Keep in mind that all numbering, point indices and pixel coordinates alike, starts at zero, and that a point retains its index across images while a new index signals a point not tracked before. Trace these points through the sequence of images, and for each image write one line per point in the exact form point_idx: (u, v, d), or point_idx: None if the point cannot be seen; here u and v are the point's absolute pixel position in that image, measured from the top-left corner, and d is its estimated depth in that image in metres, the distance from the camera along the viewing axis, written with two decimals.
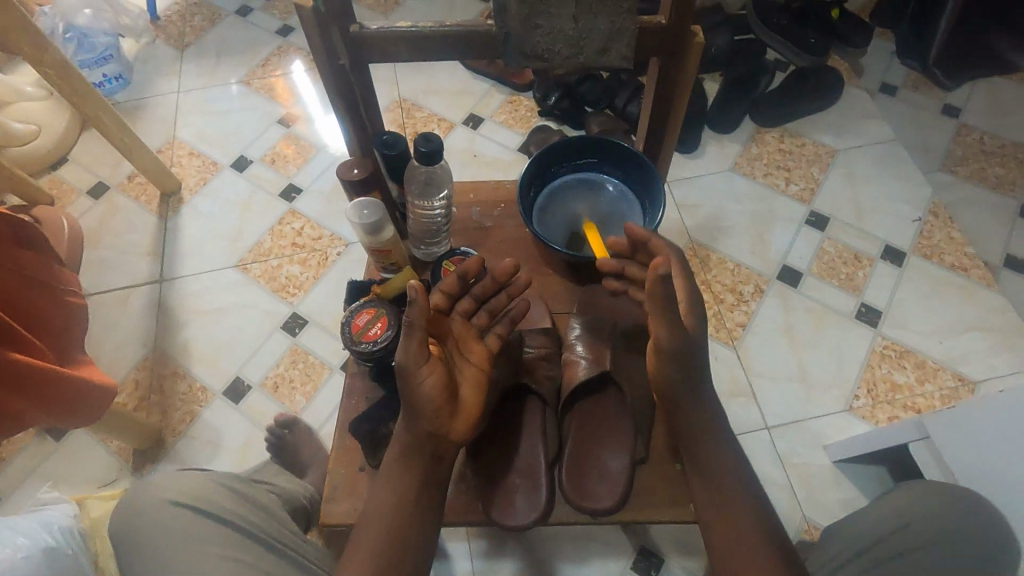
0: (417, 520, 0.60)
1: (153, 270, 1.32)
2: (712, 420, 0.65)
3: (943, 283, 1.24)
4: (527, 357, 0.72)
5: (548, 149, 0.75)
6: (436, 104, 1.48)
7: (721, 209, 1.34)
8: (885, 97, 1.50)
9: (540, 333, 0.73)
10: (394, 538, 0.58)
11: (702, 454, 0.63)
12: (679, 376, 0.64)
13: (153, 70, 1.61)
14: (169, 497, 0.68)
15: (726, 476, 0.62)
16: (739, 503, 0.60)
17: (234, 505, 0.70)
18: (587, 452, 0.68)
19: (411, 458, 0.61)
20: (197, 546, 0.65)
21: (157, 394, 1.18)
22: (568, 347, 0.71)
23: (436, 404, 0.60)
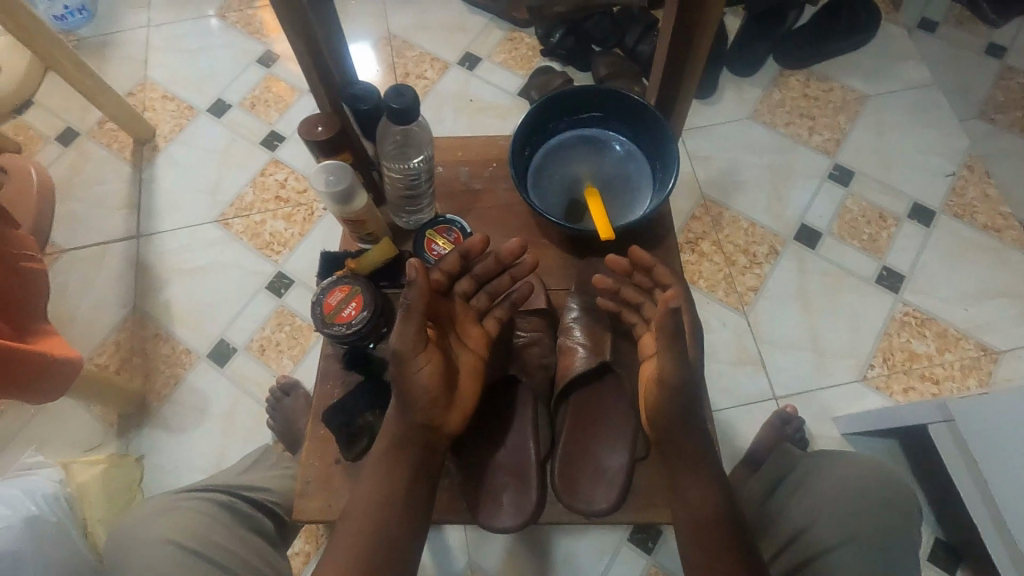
0: (399, 524, 0.54)
1: (129, 224, 1.24)
2: (704, 448, 0.59)
3: (974, 245, 1.15)
4: (520, 343, 0.66)
5: (546, 101, 0.65)
6: (430, 41, 1.34)
7: (738, 162, 1.23)
8: (924, 35, 1.37)
9: (536, 315, 0.67)
10: (379, 528, 0.53)
11: (690, 489, 0.58)
12: (679, 409, 0.57)
13: (119, 2, 1.46)
14: (165, 531, 0.67)
15: (717, 509, 0.58)
16: (727, 540, 0.56)
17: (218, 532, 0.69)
18: (578, 462, 0.62)
19: (400, 448, 0.56)
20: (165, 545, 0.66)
21: (140, 357, 1.13)
22: (564, 330, 0.66)
23: (430, 396, 0.55)
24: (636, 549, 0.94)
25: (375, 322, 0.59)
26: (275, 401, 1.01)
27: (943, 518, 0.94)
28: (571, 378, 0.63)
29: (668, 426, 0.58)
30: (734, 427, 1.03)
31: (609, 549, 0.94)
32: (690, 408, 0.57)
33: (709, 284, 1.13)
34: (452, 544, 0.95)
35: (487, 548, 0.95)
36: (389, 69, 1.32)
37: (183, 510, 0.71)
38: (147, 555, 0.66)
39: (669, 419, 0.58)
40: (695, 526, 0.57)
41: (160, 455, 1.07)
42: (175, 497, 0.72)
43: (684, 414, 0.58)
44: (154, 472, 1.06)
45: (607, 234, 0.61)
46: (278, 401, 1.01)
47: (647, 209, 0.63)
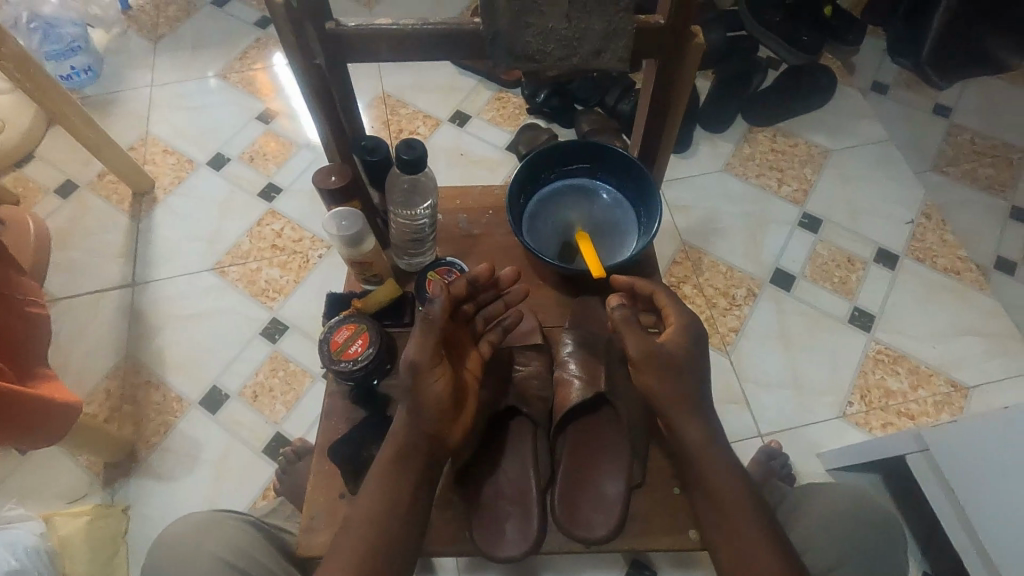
0: (402, 536, 0.56)
1: (125, 273, 1.26)
2: (716, 443, 0.62)
3: (938, 286, 1.22)
4: (519, 374, 0.69)
5: (539, 153, 0.70)
6: (423, 100, 1.43)
7: (714, 211, 1.31)
8: (876, 96, 1.50)
9: (535, 352, 0.70)
10: (379, 534, 0.54)
11: (713, 485, 0.60)
12: (685, 403, 0.62)
13: (124, 63, 1.54)
14: (215, 546, 0.67)
15: (741, 500, 0.60)
16: (753, 526, 0.58)
17: (264, 558, 0.70)
18: (583, 487, 0.64)
19: (406, 462, 0.58)
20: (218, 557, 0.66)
21: (130, 404, 1.13)
22: (560, 364, 0.69)
23: (436, 410, 0.56)
24: None
25: (380, 357, 0.62)
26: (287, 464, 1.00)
27: (929, 552, 0.96)
28: (568, 409, 0.65)
29: (678, 423, 0.62)
30: None
31: None
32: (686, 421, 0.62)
33: None
34: None
35: None
36: (384, 126, 1.39)
37: (233, 527, 0.70)
38: (194, 566, 0.65)
39: (679, 415, 0.62)
40: (722, 518, 0.59)
41: (148, 504, 1.04)
42: (227, 513, 0.72)
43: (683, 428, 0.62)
44: (140, 523, 1.03)
45: (600, 273, 0.65)
46: (290, 462, 1.00)
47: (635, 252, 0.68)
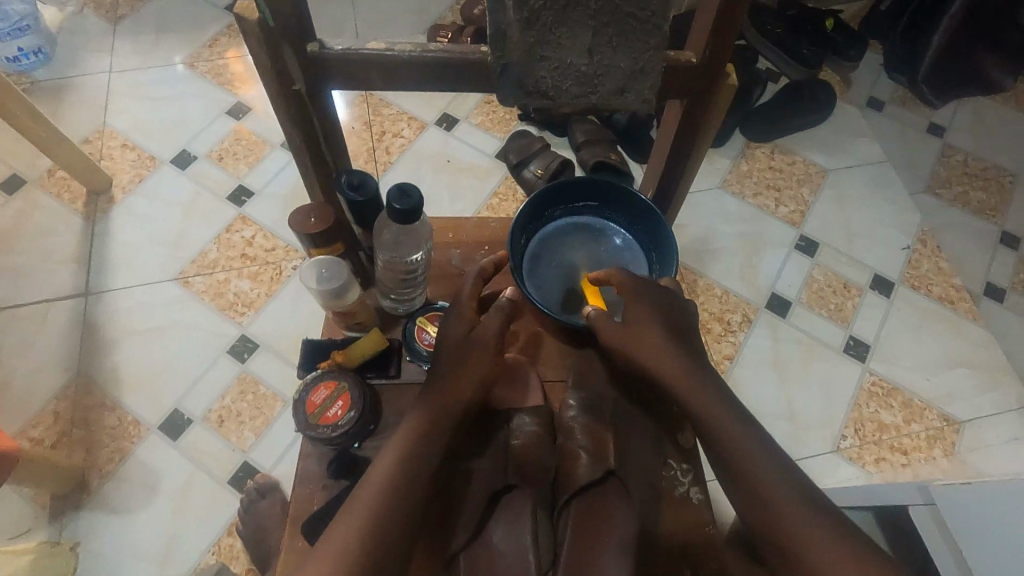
0: (397, 539, 0.50)
1: (78, 281, 1.15)
2: (722, 399, 0.61)
3: (931, 315, 1.21)
4: (516, 444, 0.63)
5: (546, 192, 0.69)
6: (408, 101, 1.34)
7: (710, 230, 1.27)
8: (874, 112, 1.47)
9: (532, 416, 0.64)
10: (393, 496, 0.51)
11: (730, 445, 0.58)
12: (681, 365, 0.62)
13: (79, 45, 1.41)
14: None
15: (758, 452, 0.58)
16: (775, 478, 0.56)
17: None
18: (600, 532, 0.58)
19: (433, 435, 0.56)
20: None
21: (82, 428, 1.03)
22: (564, 432, 0.66)
23: (445, 395, 0.58)
24: None
25: (362, 423, 0.56)
26: (249, 502, 0.95)
27: None
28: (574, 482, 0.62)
29: (680, 384, 0.61)
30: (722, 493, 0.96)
31: None
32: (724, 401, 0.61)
33: None
34: None
35: None
36: (365, 127, 1.30)
37: None
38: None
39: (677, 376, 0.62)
40: (743, 478, 0.57)
41: (99, 541, 0.96)
42: None
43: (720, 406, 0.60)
44: (91, 561, 0.95)
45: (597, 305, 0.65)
46: (251, 501, 0.95)
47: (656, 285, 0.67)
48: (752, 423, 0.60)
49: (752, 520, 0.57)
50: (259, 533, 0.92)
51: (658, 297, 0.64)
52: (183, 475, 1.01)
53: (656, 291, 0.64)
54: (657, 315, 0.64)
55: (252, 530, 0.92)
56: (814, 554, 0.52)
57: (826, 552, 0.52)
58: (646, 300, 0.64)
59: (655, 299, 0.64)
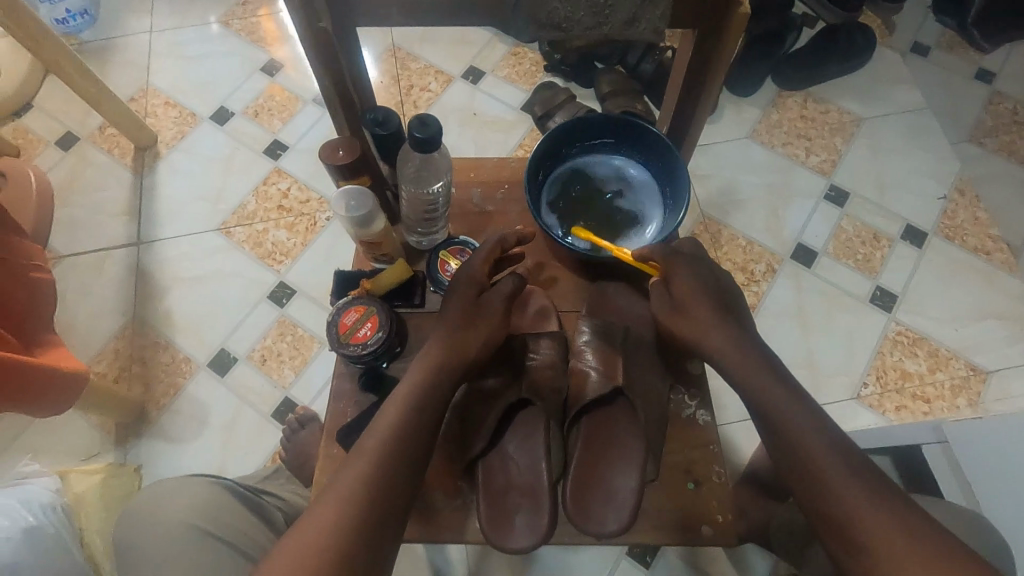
0: (397, 482, 0.52)
1: (130, 231, 1.24)
2: (764, 366, 0.60)
3: (964, 267, 1.18)
4: (532, 364, 0.64)
5: (562, 128, 0.70)
6: (433, 54, 1.36)
7: (736, 181, 1.26)
8: (917, 58, 1.41)
9: (547, 338, 0.65)
10: (396, 440, 0.54)
11: (773, 408, 0.58)
12: (720, 329, 0.63)
13: (121, 7, 1.46)
14: (180, 506, 0.68)
15: (808, 424, 0.56)
16: (823, 446, 0.55)
17: (229, 516, 0.69)
18: (608, 444, 0.61)
19: (436, 384, 0.58)
20: (181, 518, 0.67)
21: (139, 365, 1.13)
22: (575, 354, 0.65)
23: (456, 341, 0.60)
24: (635, 564, 0.98)
25: (390, 342, 0.60)
26: (291, 432, 1.02)
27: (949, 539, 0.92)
28: (584, 402, 0.62)
29: (718, 351, 0.63)
30: (733, 439, 1.02)
31: (607, 565, 0.98)
32: (770, 370, 0.60)
33: None
34: (452, 557, 0.99)
35: (485, 563, 0.98)
36: (393, 81, 1.32)
37: (196, 486, 0.71)
38: (160, 527, 0.66)
39: (715, 341, 0.63)
40: (787, 441, 0.56)
41: (159, 464, 1.07)
42: (181, 478, 0.72)
43: (769, 375, 0.60)
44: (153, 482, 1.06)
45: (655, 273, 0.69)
46: (294, 431, 1.02)
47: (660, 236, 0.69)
48: (799, 389, 0.59)
49: (796, 488, 0.55)
50: (301, 460, 1.00)
51: (694, 275, 0.66)
52: (231, 407, 1.10)
53: (703, 269, 0.67)
54: (701, 294, 0.66)
55: (295, 456, 1.00)
56: (865, 522, 0.50)
57: (878, 524, 0.50)
58: (696, 275, 0.66)
59: (705, 279, 0.67)
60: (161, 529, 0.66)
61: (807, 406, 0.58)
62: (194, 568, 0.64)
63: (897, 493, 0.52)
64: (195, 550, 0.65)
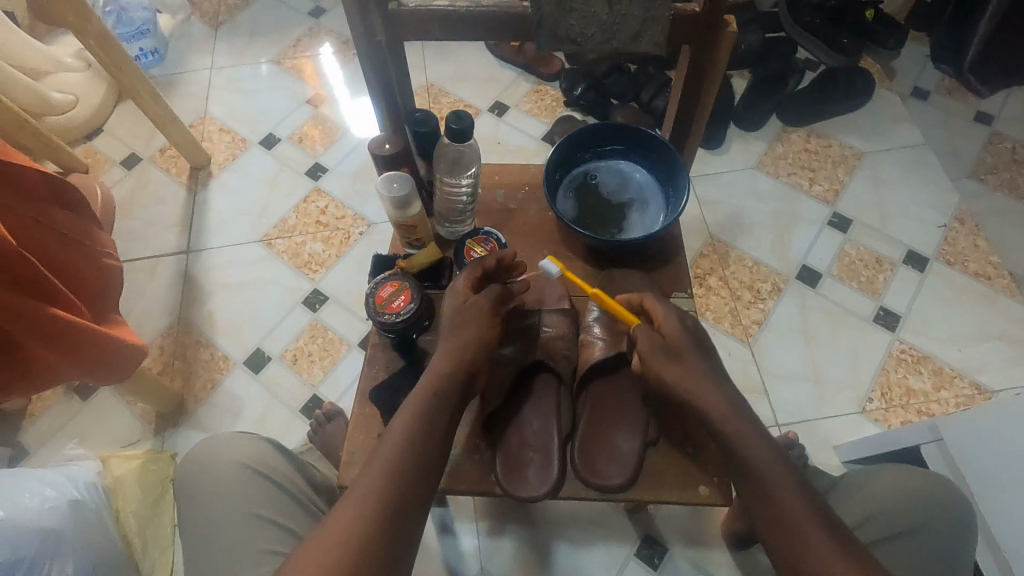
0: (417, 482, 0.54)
1: (181, 240, 1.35)
2: (746, 419, 0.61)
3: (966, 291, 1.22)
4: (546, 335, 0.72)
5: (578, 134, 0.79)
6: (463, 90, 1.49)
7: (743, 207, 1.34)
8: (917, 101, 1.49)
9: (559, 314, 0.73)
10: (413, 442, 0.56)
11: (750, 460, 0.58)
12: (703, 376, 0.64)
13: (187, 48, 1.64)
14: (236, 453, 0.76)
15: (779, 470, 0.58)
16: (798, 500, 0.56)
17: (280, 465, 0.78)
18: (612, 415, 0.69)
19: (444, 383, 0.61)
20: (239, 462, 0.75)
21: (181, 361, 1.21)
22: (585, 327, 0.74)
23: (461, 323, 0.65)
24: (642, 565, 1.00)
25: (419, 313, 0.68)
26: (318, 425, 1.08)
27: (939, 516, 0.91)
28: (592, 365, 0.71)
29: (703, 399, 0.62)
30: None
31: (616, 564, 1.01)
32: (749, 422, 0.61)
33: (716, 316, 1.20)
34: (465, 550, 1.02)
35: (497, 557, 1.02)
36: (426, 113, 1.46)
37: (248, 439, 0.79)
38: (216, 473, 0.74)
39: (700, 389, 0.63)
40: (763, 495, 0.57)
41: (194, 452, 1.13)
42: (234, 433, 0.80)
43: (749, 426, 0.61)
44: None
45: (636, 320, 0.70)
46: (321, 425, 1.08)
47: (663, 225, 0.76)
48: (778, 445, 0.60)
49: (772, 542, 0.56)
50: (326, 450, 1.06)
51: (681, 321, 0.69)
52: (262, 401, 1.17)
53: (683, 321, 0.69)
54: (686, 339, 0.67)
55: (322, 446, 1.06)
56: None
57: None
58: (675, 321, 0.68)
59: (683, 322, 0.69)
60: (219, 472, 0.74)
61: (788, 462, 0.59)
62: (251, 503, 0.72)
63: (866, 550, 0.52)
64: (251, 489, 0.73)
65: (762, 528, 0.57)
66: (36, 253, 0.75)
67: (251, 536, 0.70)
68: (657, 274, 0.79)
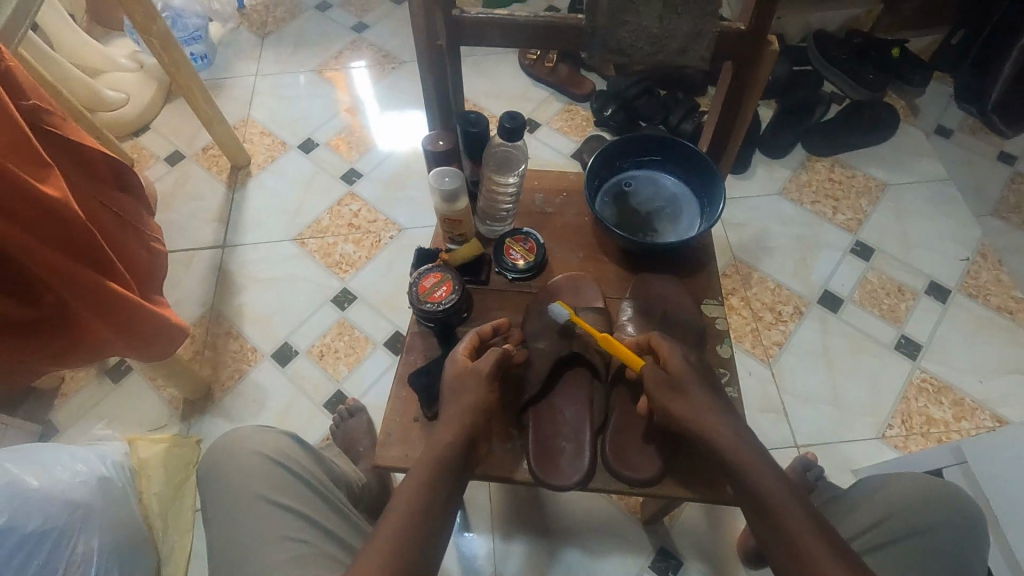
0: (447, 480, 0.59)
1: (218, 235, 1.40)
2: (755, 449, 0.61)
3: (989, 324, 1.23)
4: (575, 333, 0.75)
5: (617, 143, 0.83)
6: (496, 106, 1.54)
7: (767, 231, 1.36)
8: (940, 138, 1.51)
9: (593, 312, 0.75)
10: (441, 453, 0.60)
11: (761, 491, 0.59)
12: (708, 407, 0.64)
13: (234, 55, 1.72)
14: (256, 444, 0.78)
15: (789, 500, 0.58)
16: (810, 531, 0.56)
17: (298, 458, 0.79)
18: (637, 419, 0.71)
19: (468, 398, 0.64)
20: (258, 453, 0.77)
21: (211, 350, 1.24)
22: (618, 325, 0.77)
23: (465, 380, 0.65)
24: None
25: (460, 303, 0.72)
26: (341, 420, 1.10)
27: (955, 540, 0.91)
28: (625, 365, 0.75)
29: (709, 431, 0.62)
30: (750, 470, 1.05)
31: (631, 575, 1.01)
32: (757, 453, 0.61)
33: (737, 336, 1.22)
34: (480, 552, 1.03)
35: (511, 561, 1.02)
36: None
37: (269, 434, 0.81)
38: (238, 462, 0.76)
39: (708, 421, 0.63)
40: (775, 526, 0.57)
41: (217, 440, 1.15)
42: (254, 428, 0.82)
43: (758, 456, 0.61)
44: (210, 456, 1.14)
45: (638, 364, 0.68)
46: (343, 419, 1.10)
47: (697, 232, 0.78)
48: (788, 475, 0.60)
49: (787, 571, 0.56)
50: (348, 445, 1.08)
51: (685, 358, 0.68)
52: (287, 393, 1.19)
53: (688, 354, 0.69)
54: (692, 374, 0.67)
55: (343, 440, 1.08)
56: None
57: None
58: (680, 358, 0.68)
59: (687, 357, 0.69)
60: (241, 460, 0.76)
61: (799, 493, 0.59)
62: (270, 491, 0.73)
63: None
64: (270, 479, 0.75)
65: (772, 553, 0.57)
66: (99, 231, 0.79)
67: (270, 524, 0.71)
68: (688, 281, 0.81)
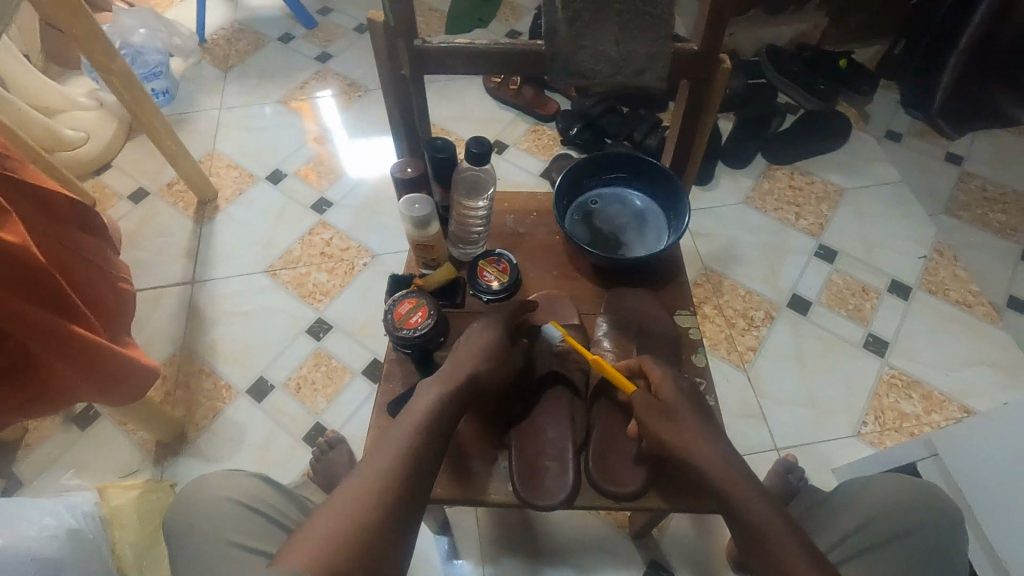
0: (404, 482, 0.58)
1: (186, 271, 1.37)
2: (741, 472, 0.62)
3: (950, 318, 1.28)
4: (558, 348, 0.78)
5: (584, 162, 0.85)
6: (463, 129, 1.56)
7: (734, 239, 1.39)
8: (891, 143, 1.58)
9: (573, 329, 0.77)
10: (402, 450, 0.60)
11: (749, 513, 0.59)
12: (694, 429, 0.65)
13: (197, 89, 1.70)
14: (220, 489, 0.75)
15: (776, 523, 0.58)
16: (797, 553, 0.56)
17: (271, 497, 0.77)
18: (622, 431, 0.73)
19: (456, 397, 0.65)
20: (226, 498, 0.74)
21: (183, 390, 1.21)
22: (595, 342, 0.79)
23: (472, 362, 0.68)
24: None
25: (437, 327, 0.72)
26: (320, 452, 1.08)
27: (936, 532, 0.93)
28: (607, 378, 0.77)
29: (695, 453, 0.63)
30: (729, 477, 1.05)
31: None
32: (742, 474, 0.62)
33: (713, 343, 1.24)
34: None
35: None
36: None
37: (238, 475, 0.78)
38: (207, 509, 0.74)
39: (694, 443, 0.64)
40: (764, 550, 0.57)
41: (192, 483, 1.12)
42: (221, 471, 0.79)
43: (744, 477, 0.62)
44: None
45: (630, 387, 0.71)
46: (323, 452, 1.07)
47: (665, 245, 0.80)
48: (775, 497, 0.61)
49: None
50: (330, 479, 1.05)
51: (677, 385, 0.70)
52: (265, 429, 1.17)
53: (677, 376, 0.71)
54: (678, 396, 0.68)
55: (324, 473, 1.06)
56: None
57: None
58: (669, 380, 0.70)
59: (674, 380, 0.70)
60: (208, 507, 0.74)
61: (785, 513, 0.60)
62: (241, 536, 0.71)
63: None
64: (240, 523, 0.72)
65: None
66: (62, 274, 0.77)
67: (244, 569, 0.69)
68: (661, 293, 0.83)
